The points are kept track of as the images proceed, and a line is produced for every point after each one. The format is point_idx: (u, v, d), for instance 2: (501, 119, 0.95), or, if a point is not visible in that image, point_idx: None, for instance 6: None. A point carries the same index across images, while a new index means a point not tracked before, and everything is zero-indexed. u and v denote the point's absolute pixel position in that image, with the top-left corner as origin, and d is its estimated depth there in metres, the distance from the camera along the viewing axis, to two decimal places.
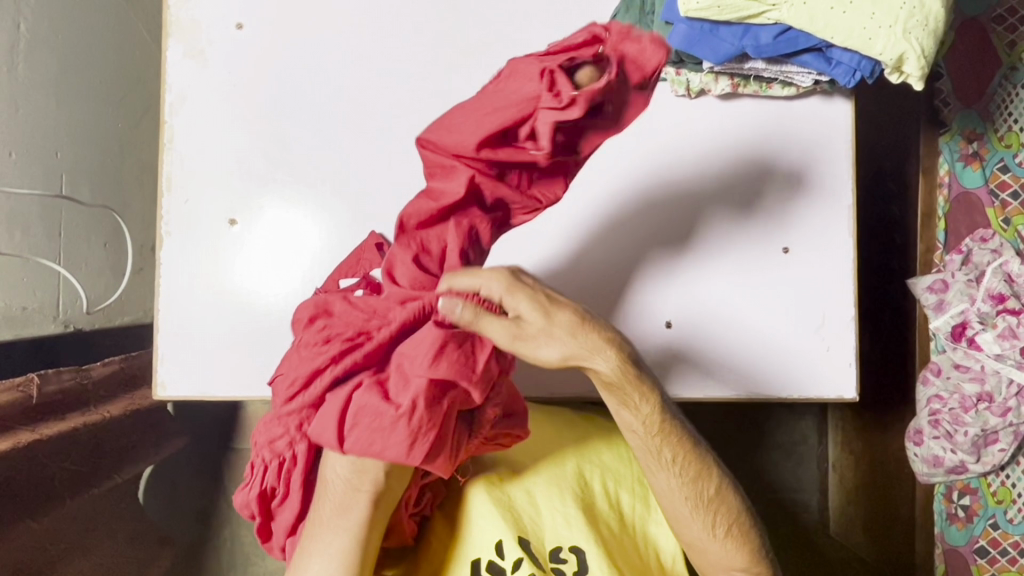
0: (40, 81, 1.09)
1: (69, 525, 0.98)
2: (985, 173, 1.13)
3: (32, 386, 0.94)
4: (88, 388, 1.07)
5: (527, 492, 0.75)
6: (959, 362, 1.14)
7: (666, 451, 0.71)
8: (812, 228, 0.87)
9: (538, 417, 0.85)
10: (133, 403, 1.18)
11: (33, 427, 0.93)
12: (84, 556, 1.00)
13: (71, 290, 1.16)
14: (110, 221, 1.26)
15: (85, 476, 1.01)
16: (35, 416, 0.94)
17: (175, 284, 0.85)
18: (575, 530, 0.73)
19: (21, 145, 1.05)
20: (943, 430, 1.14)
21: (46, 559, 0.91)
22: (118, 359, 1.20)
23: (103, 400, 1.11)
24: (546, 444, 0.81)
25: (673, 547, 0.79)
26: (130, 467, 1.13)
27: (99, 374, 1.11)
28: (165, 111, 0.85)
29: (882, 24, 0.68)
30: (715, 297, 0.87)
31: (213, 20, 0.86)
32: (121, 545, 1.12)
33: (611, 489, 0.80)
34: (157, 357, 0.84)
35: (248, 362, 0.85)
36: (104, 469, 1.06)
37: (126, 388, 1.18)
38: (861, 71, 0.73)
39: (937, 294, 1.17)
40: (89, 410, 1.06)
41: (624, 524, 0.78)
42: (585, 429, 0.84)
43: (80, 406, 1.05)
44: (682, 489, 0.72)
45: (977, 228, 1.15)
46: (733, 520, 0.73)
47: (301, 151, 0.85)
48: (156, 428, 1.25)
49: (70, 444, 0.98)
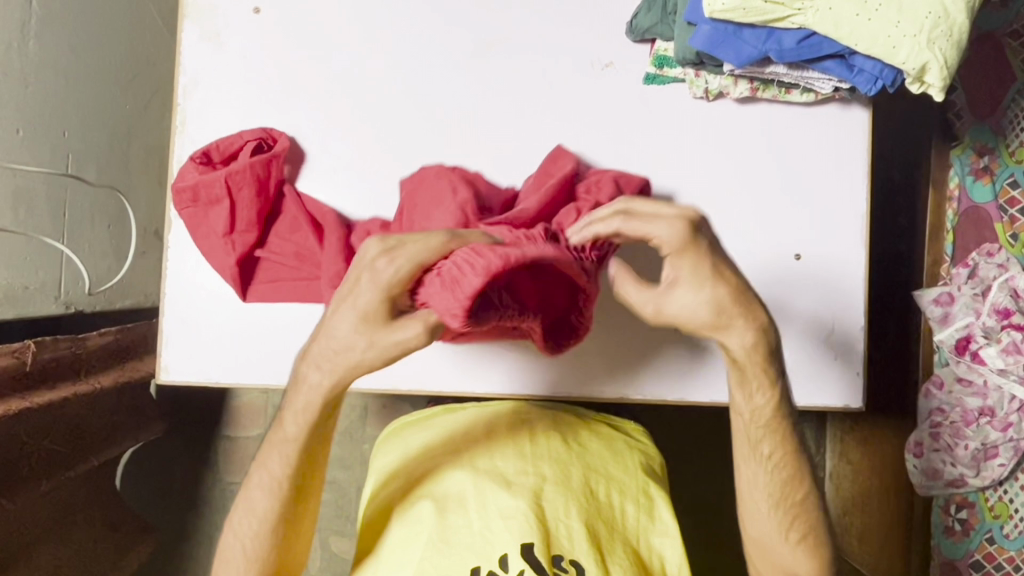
0: (52, 59, 1.08)
1: (46, 511, 1.02)
2: (995, 188, 1.13)
3: (28, 352, 0.97)
4: (83, 358, 1.09)
5: (530, 494, 0.73)
6: (962, 376, 1.15)
7: (764, 444, 0.70)
8: (827, 237, 0.87)
9: (532, 422, 0.84)
10: (125, 375, 1.21)
11: (25, 394, 0.96)
12: (61, 542, 1.05)
13: (74, 270, 1.15)
14: (114, 203, 1.25)
15: (64, 457, 1.04)
16: (28, 382, 0.97)
17: (182, 269, 0.84)
18: (580, 542, 0.71)
19: (28, 123, 1.04)
20: (944, 443, 1.17)
21: (19, 545, 0.96)
22: (115, 328, 1.21)
23: (95, 369, 1.13)
24: (549, 452, 0.79)
25: (677, 558, 0.77)
26: (111, 449, 1.15)
27: (94, 345, 1.13)
28: (179, 94, 0.85)
29: (906, 32, 0.68)
30: None
31: (230, 3, 0.85)
32: (102, 532, 1.17)
33: (614, 498, 0.78)
34: (161, 341, 0.84)
35: (250, 348, 0.84)
36: (81, 453, 1.08)
37: (116, 360, 1.19)
38: (883, 81, 0.73)
39: (943, 307, 1.17)
40: (81, 380, 1.09)
41: (630, 531, 0.77)
42: (585, 439, 0.84)
43: (72, 374, 1.07)
44: (770, 486, 0.70)
45: (985, 242, 1.15)
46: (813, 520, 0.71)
47: (316, 138, 0.85)
48: (140, 411, 1.25)
49: (53, 421, 1.01)
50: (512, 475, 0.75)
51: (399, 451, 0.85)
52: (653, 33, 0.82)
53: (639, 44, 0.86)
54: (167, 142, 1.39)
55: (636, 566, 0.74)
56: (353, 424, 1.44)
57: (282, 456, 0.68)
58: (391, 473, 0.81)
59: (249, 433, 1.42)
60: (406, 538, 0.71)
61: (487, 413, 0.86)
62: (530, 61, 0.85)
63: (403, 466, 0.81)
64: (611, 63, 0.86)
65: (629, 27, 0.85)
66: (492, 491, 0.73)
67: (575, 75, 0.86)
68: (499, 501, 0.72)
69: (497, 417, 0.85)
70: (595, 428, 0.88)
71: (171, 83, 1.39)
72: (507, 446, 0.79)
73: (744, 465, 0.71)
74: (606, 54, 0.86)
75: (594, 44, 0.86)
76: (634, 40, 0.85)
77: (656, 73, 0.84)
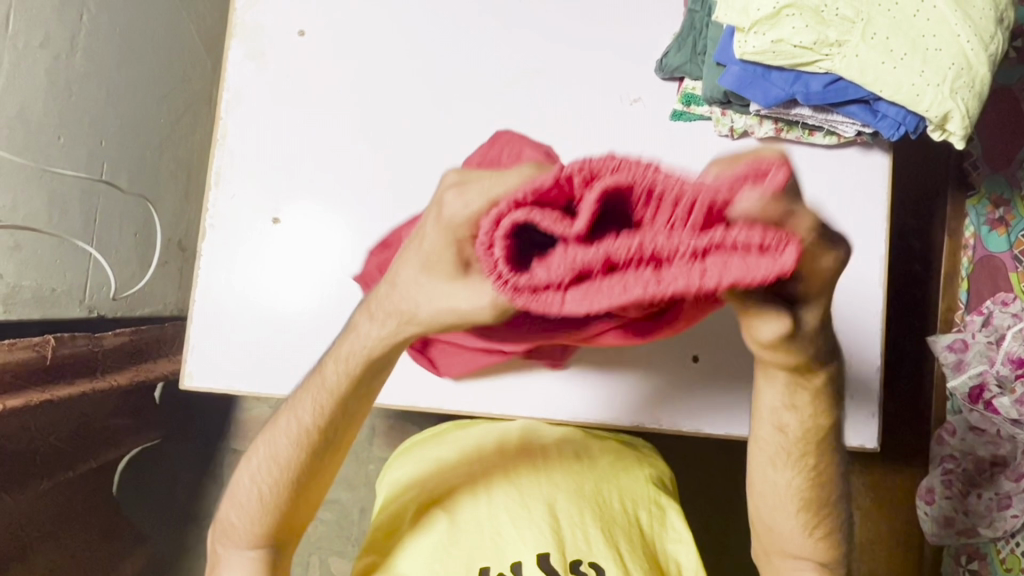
0: (98, 68, 1.13)
1: (43, 514, 1.02)
2: (1010, 238, 1.15)
3: (47, 347, 1.01)
4: (98, 357, 1.12)
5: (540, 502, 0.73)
6: (975, 424, 1.16)
7: (790, 423, 0.56)
8: (845, 277, 0.88)
9: (541, 439, 0.84)
10: (140, 374, 1.25)
11: (44, 388, 1.00)
12: (57, 546, 1.05)
13: (100, 276, 1.17)
14: (143, 212, 1.27)
15: (65, 456, 1.05)
16: (45, 377, 1.01)
17: (212, 279, 0.86)
18: (596, 545, 0.72)
19: (70, 130, 1.08)
20: (956, 490, 1.17)
21: (17, 545, 0.96)
22: (130, 330, 1.24)
23: (110, 369, 1.17)
24: (556, 465, 0.79)
25: (692, 563, 0.78)
26: (106, 451, 1.17)
27: (110, 344, 1.16)
28: (221, 108, 0.88)
29: (930, 82, 0.71)
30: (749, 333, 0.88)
31: (277, 26, 0.88)
32: (96, 539, 1.16)
33: (628, 507, 0.79)
34: (186, 346, 0.86)
35: (271, 358, 0.85)
36: (82, 454, 1.10)
37: (132, 360, 1.23)
38: (906, 126, 0.75)
39: (957, 353, 1.18)
40: (97, 377, 1.12)
41: (647, 540, 0.77)
42: (597, 455, 0.84)
43: (87, 373, 1.10)
44: (795, 493, 0.59)
45: (999, 292, 1.17)
46: (832, 520, 0.61)
47: (351, 157, 0.87)
48: (138, 414, 1.26)
49: (60, 417, 1.03)
50: (523, 484, 0.76)
51: (411, 463, 0.86)
52: (681, 72, 0.85)
53: (667, 82, 0.88)
54: (195, 156, 1.42)
55: (657, 569, 0.74)
56: (360, 444, 1.44)
57: (282, 446, 0.58)
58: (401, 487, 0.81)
59: None
60: (419, 546, 0.71)
61: (495, 428, 0.86)
62: (560, 94, 0.88)
63: (416, 477, 0.82)
64: (639, 99, 0.88)
65: (658, 65, 0.88)
66: (502, 501, 0.74)
67: (604, 108, 0.88)
68: (509, 511, 0.72)
69: (507, 435, 0.84)
70: (605, 441, 0.88)
71: (203, 100, 1.44)
72: (516, 460, 0.79)
73: (763, 469, 0.59)
74: (635, 90, 0.88)
75: (622, 80, 0.88)
76: (663, 77, 0.88)
77: (683, 110, 0.87)
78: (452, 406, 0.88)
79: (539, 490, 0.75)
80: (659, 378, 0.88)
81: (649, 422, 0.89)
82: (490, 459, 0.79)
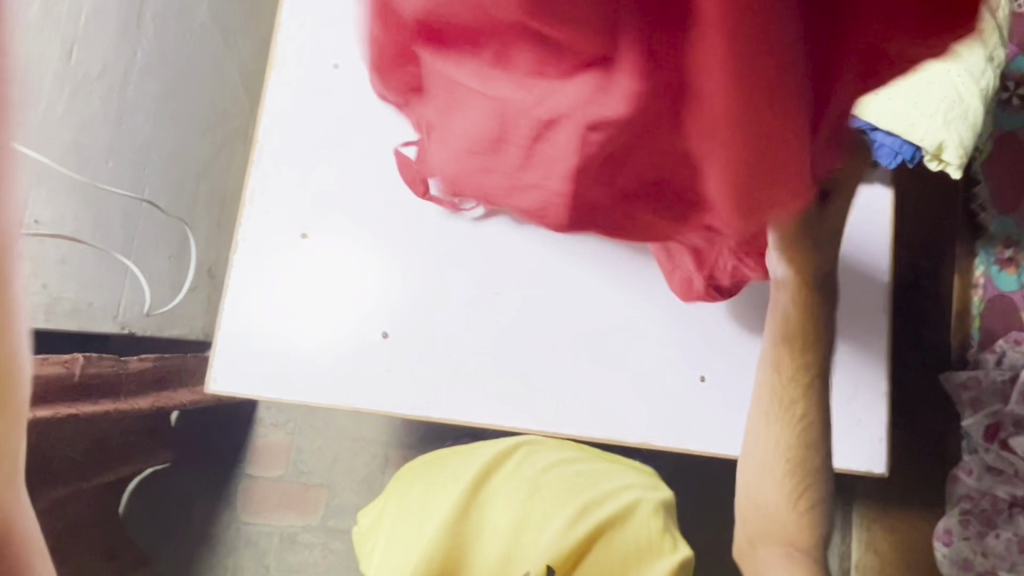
0: (142, 106, 1.26)
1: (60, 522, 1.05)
2: (1021, 278, 1.21)
3: (75, 363, 0.96)
4: (123, 379, 1.06)
5: (560, 536, 0.75)
6: (992, 465, 1.15)
7: (798, 407, 0.69)
8: (847, 301, 0.90)
9: (542, 467, 0.84)
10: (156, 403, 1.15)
11: (71, 403, 0.94)
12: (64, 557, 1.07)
13: (133, 294, 1.23)
14: (177, 232, 1.29)
15: (79, 468, 1.03)
16: (70, 393, 0.94)
17: (238, 299, 0.91)
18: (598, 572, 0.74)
19: (117, 151, 1.23)
20: (974, 531, 1.15)
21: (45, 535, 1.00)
22: (154, 356, 1.18)
23: (134, 393, 1.10)
24: (553, 493, 0.81)
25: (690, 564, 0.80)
26: (123, 469, 1.18)
27: (129, 369, 1.08)
28: (259, 132, 0.94)
29: (924, 113, 0.76)
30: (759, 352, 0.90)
31: (313, 59, 0.95)
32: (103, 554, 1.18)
33: (630, 527, 0.79)
34: (213, 352, 0.90)
35: (292, 366, 0.89)
36: (98, 465, 1.09)
37: (153, 387, 1.15)
38: (901, 155, 0.78)
39: (970, 390, 1.19)
40: (120, 400, 1.06)
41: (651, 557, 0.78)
42: (597, 481, 0.84)
43: (110, 394, 1.04)
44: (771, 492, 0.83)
45: (1012, 331, 1.19)
46: (823, 507, 0.72)
47: (376, 179, 0.93)
48: (152, 433, 1.28)
49: (80, 432, 0.99)
50: (541, 516, 0.78)
51: (416, 490, 0.86)
52: None
53: None
54: None
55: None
56: (373, 473, 1.46)
57: None
58: (407, 514, 0.82)
59: (270, 472, 1.47)
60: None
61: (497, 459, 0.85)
62: None
63: (422, 501, 0.83)
64: None
65: None
66: (529, 530, 0.76)
67: None
68: (535, 548, 0.75)
69: (507, 462, 0.85)
70: (605, 462, 0.89)
71: None
72: (516, 489, 0.81)
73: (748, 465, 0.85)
74: None
75: None
76: None
77: None
78: (460, 420, 0.89)
79: (538, 519, 0.77)
80: (664, 397, 0.90)
81: (654, 440, 0.90)
82: (491, 492, 0.81)
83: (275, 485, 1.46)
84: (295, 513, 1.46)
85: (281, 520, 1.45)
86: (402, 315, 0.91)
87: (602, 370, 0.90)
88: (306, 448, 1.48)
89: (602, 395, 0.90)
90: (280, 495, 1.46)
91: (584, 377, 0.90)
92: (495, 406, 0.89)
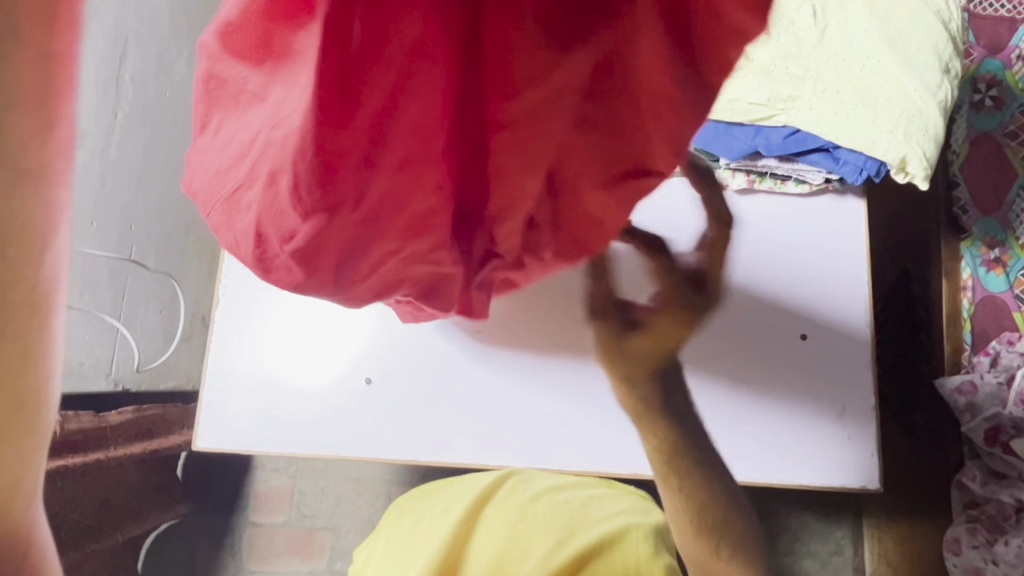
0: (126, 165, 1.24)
1: None
2: (1009, 278, 1.22)
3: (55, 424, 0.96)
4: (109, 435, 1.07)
5: (548, 551, 0.74)
6: (996, 469, 1.14)
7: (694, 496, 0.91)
8: (830, 319, 0.91)
9: (528, 488, 0.83)
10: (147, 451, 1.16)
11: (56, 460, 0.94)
12: None
13: (126, 348, 1.22)
14: (167, 290, 1.33)
15: (88, 530, 1.04)
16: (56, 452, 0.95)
17: (223, 343, 0.92)
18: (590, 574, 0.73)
19: None
20: (983, 538, 1.12)
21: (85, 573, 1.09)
22: (135, 409, 1.18)
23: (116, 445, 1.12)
24: (539, 510, 0.79)
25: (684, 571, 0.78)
26: (133, 525, 1.18)
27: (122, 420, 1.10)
28: None
29: (883, 129, 0.83)
30: (762, 385, 0.90)
31: None
32: None
33: (617, 544, 0.77)
34: (198, 408, 0.90)
35: (280, 414, 0.90)
36: (106, 526, 1.10)
37: (139, 438, 1.15)
38: (867, 170, 0.85)
39: (967, 395, 1.17)
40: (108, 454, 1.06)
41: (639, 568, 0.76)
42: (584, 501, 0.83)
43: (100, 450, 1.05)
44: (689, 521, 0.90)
45: (1004, 331, 1.20)
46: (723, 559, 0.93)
47: None
48: (161, 492, 1.29)
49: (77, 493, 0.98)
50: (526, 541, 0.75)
51: (407, 528, 0.84)
52: None
53: None
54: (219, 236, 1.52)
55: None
56: (377, 512, 1.45)
57: None
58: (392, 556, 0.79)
59: (274, 518, 1.46)
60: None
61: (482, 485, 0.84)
62: None
63: (412, 535, 0.81)
64: None
65: None
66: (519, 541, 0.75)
67: None
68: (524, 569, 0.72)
69: (493, 486, 0.84)
70: (595, 488, 0.88)
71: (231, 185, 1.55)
72: (501, 508, 0.79)
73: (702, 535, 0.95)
74: None
75: None
76: None
77: None
78: (447, 460, 0.89)
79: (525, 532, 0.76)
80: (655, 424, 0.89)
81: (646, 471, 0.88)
82: (475, 509, 0.79)
83: (279, 530, 1.46)
84: (301, 559, 1.45)
85: (287, 566, 1.44)
86: (385, 358, 0.91)
87: (587, 405, 0.90)
88: (309, 491, 1.47)
89: (590, 427, 0.90)
90: (285, 539, 1.46)
91: (569, 408, 0.90)
92: (485, 445, 0.89)
